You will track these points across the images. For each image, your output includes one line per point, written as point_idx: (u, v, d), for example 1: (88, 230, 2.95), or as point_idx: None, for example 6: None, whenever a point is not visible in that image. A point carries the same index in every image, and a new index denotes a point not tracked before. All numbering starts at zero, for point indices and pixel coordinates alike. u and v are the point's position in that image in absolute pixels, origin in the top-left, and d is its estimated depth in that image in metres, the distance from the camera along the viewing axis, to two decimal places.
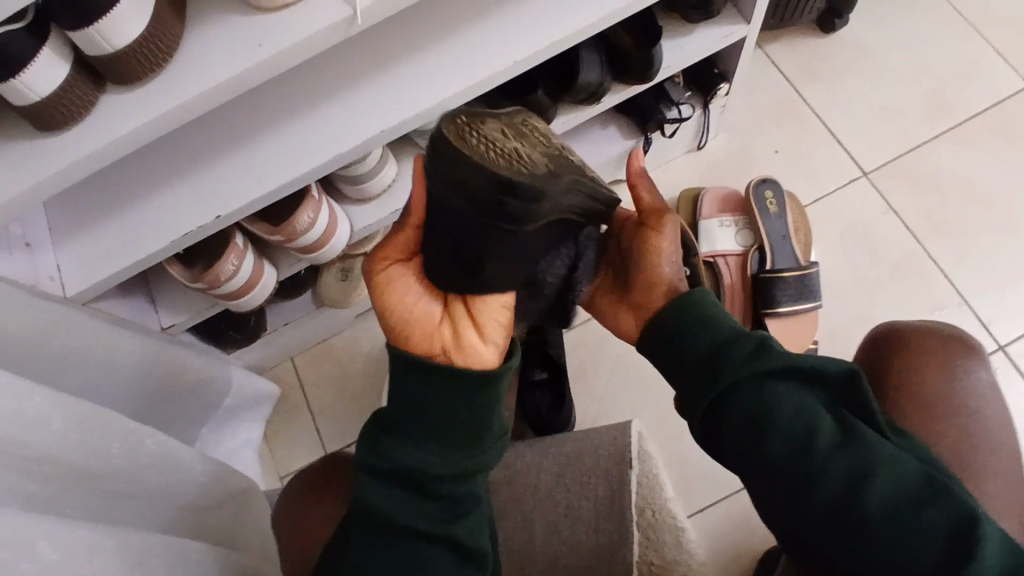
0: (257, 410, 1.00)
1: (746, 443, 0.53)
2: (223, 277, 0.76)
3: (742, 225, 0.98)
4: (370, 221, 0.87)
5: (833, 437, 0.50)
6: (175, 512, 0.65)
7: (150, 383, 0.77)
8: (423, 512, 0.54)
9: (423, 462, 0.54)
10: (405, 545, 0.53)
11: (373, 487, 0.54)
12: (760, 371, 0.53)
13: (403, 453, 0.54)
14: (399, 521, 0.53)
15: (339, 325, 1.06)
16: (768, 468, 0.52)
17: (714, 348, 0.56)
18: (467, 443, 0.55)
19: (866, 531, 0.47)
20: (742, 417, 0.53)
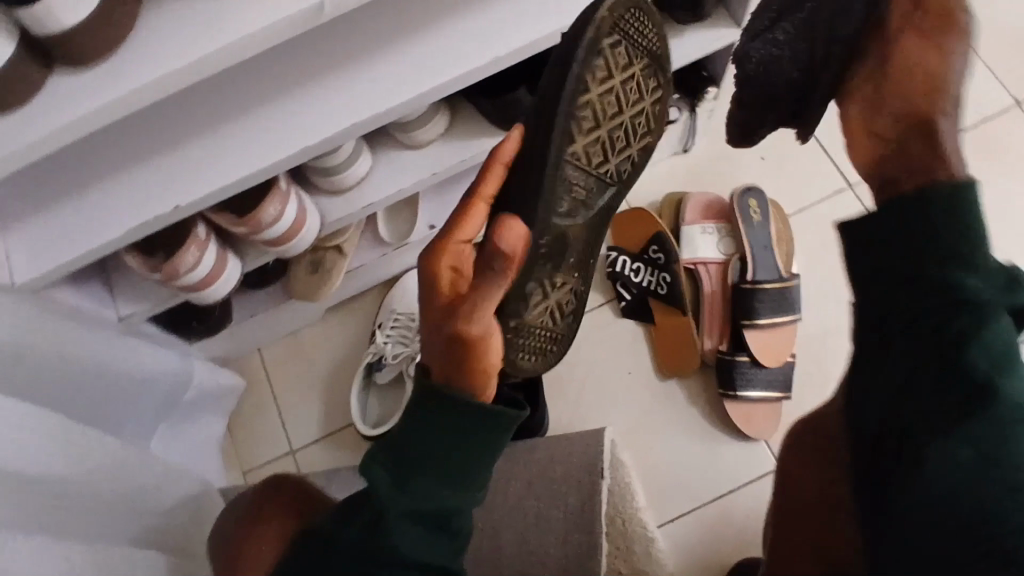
0: (221, 405, 0.97)
1: (949, 367, 0.43)
2: (182, 269, 0.73)
3: (725, 233, 0.96)
4: (341, 216, 0.83)
5: (1015, 392, 0.42)
6: (124, 516, 0.63)
7: (104, 378, 0.73)
8: (437, 550, 0.51)
9: (446, 503, 0.50)
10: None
11: (400, 526, 0.49)
12: (985, 311, 0.43)
13: (432, 493, 0.50)
14: (417, 562, 0.50)
15: (310, 318, 1.02)
16: (920, 422, 0.44)
17: (920, 264, 0.44)
18: (471, 470, 0.51)
19: (982, 486, 0.41)
20: (939, 371, 0.43)
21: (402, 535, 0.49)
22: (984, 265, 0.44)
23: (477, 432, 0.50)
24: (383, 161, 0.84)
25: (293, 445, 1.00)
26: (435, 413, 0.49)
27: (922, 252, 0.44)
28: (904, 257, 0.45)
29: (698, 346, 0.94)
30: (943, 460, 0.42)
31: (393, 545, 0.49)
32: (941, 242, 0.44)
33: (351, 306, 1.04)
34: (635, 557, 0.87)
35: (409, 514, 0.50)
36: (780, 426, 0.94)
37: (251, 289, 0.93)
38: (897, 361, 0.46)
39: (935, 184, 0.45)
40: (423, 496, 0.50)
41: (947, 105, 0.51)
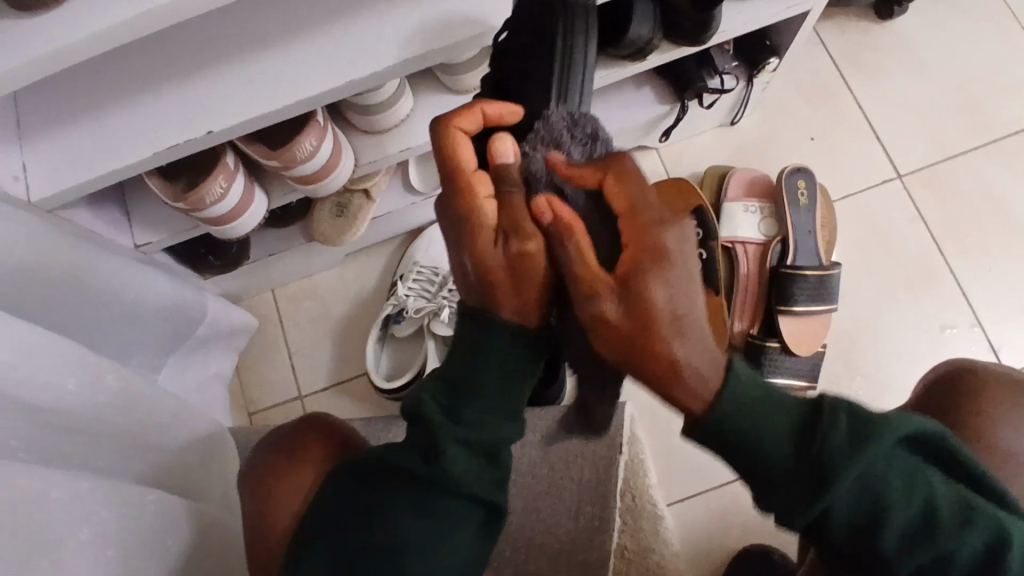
0: (232, 343, 0.94)
1: (870, 543, 0.45)
2: (207, 199, 0.69)
3: (768, 213, 0.93)
4: (376, 157, 0.79)
5: (900, 516, 0.44)
6: (134, 452, 0.60)
7: (117, 306, 0.70)
8: (487, 479, 0.49)
9: (497, 435, 0.48)
10: (438, 509, 0.48)
11: (454, 450, 0.47)
12: (858, 479, 0.44)
13: (482, 422, 0.48)
14: (465, 490, 0.48)
15: (329, 262, 0.99)
16: (874, 571, 0.46)
17: (794, 470, 0.45)
18: (514, 397, 0.49)
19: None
20: (856, 537, 0.45)
21: (455, 461, 0.47)
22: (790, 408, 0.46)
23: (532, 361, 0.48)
24: (424, 104, 0.79)
25: (302, 391, 0.97)
26: (500, 341, 0.47)
27: (766, 476, 0.45)
28: (778, 469, 0.45)
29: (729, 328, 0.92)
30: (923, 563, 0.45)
31: (446, 474, 0.47)
32: (827, 465, 0.43)
33: (371, 253, 1.01)
34: (643, 534, 0.86)
35: (464, 441, 0.48)
36: None
37: (271, 227, 0.89)
38: (831, 544, 0.46)
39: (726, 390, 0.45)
40: (479, 424, 0.48)
41: (665, 294, 0.43)
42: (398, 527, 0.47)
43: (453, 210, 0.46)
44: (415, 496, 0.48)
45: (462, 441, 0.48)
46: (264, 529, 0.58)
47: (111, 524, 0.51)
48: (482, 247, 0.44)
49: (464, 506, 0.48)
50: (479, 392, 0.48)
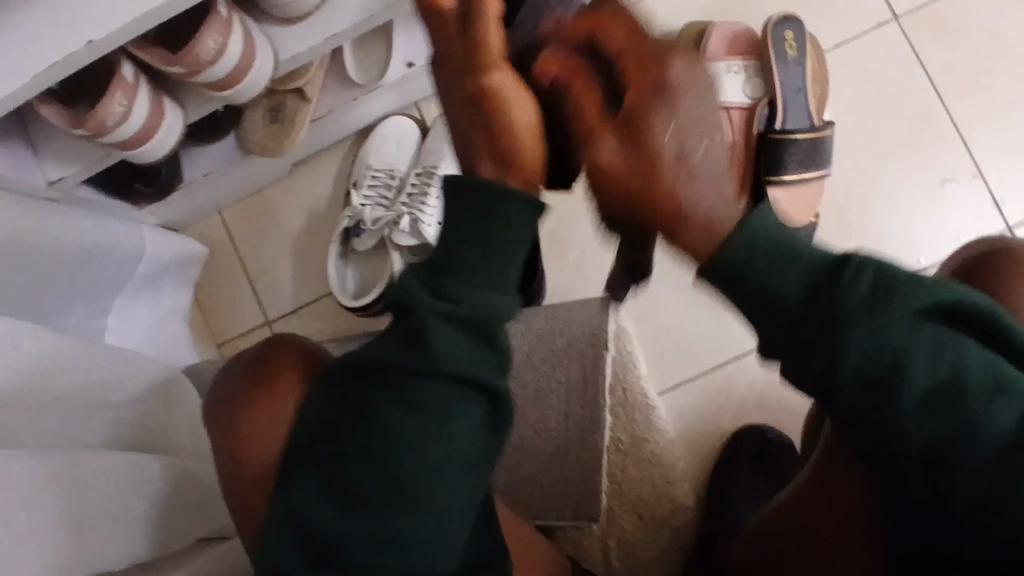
0: (183, 274, 0.87)
1: (881, 402, 0.43)
2: (109, 121, 0.59)
3: (753, 72, 0.82)
4: (300, 50, 0.68)
5: (924, 370, 0.42)
6: (80, 413, 0.56)
7: (38, 254, 0.63)
8: (482, 356, 0.44)
9: (483, 304, 0.44)
10: (422, 392, 0.43)
11: (435, 326, 0.43)
12: (876, 290, 0.44)
13: (468, 295, 0.45)
14: (454, 368, 0.43)
15: (277, 174, 0.90)
16: (894, 448, 0.43)
17: (781, 241, 0.47)
18: (498, 269, 0.45)
19: (958, 448, 0.41)
20: (873, 384, 0.43)
21: (439, 336, 0.43)
22: (807, 269, 0.46)
23: (522, 213, 0.46)
24: None
25: (270, 316, 0.92)
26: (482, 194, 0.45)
27: (772, 297, 0.46)
28: (790, 311, 0.46)
29: None
30: (922, 425, 0.42)
31: (431, 354, 0.43)
32: (834, 302, 0.44)
33: (321, 159, 0.92)
34: (636, 425, 0.84)
35: (444, 315, 0.44)
36: None
37: (201, 143, 0.79)
38: (846, 402, 0.44)
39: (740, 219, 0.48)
40: (459, 296, 0.45)
41: (664, 126, 0.47)
42: (386, 421, 0.43)
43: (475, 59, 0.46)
44: (405, 386, 0.43)
45: (452, 313, 0.44)
46: (242, 453, 0.51)
47: (62, 500, 0.47)
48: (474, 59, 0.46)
49: (463, 389, 0.44)
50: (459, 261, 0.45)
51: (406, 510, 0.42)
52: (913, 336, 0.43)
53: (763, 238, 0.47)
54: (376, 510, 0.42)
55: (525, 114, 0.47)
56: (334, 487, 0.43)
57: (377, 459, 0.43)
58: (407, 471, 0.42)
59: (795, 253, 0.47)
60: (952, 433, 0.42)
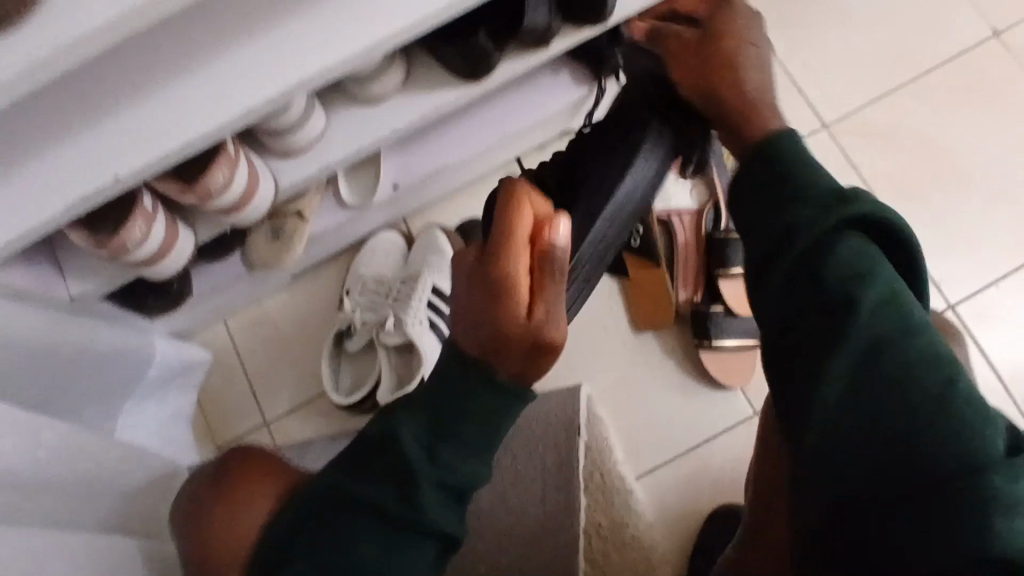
0: (188, 379, 0.94)
1: (818, 357, 0.44)
2: (130, 243, 0.69)
3: (698, 182, 0.95)
4: (299, 178, 0.79)
5: (869, 336, 0.43)
6: (82, 503, 0.61)
7: (56, 360, 0.71)
8: (454, 514, 0.49)
9: (466, 477, 0.49)
10: (396, 533, 0.48)
11: (423, 489, 0.48)
12: (839, 226, 0.46)
13: (457, 467, 0.49)
14: (431, 526, 0.48)
15: (277, 285, 0.99)
16: (840, 407, 0.42)
17: (783, 171, 0.50)
18: (482, 446, 0.50)
19: (855, 417, 0.42)
20: (822, 313, 0.45)
21: (426, 500, 0.48)
22: (816, 184, 0.48)
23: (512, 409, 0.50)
24: (340, 120, 0.79)
25: (267, 418, 0.98)
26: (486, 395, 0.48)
27: (776, 194, 0.49)
28: (775, 250, 0.48)
29: (673, 298, 0.93)
30: (834, 389, 0.42)
31: (419, 513, 0.48)
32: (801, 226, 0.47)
33: (318, 271, 1.01)
34: (615, 509, 0.87)
35: (433, 482, 0.48)
36: (758, 373, 0.94)
37: (210, 259, 0.89)
38: (790, 336, 0.46)
39: (774, 132, 0.52)
40: (453, 467, 0.49)
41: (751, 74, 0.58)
42: (366, 562, 0.47)
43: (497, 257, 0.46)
44: (384, 529, 0.48)
45: (440, 482, 0.48)
46: (209, 553, 0.55)
47: None
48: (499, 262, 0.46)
49: (432, 542, 0.49)
50: (450, 434, 0.49)
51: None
52: (878, 280, 0.44)
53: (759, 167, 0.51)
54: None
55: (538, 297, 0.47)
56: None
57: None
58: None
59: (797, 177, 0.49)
60: (868, 408, 0.41)
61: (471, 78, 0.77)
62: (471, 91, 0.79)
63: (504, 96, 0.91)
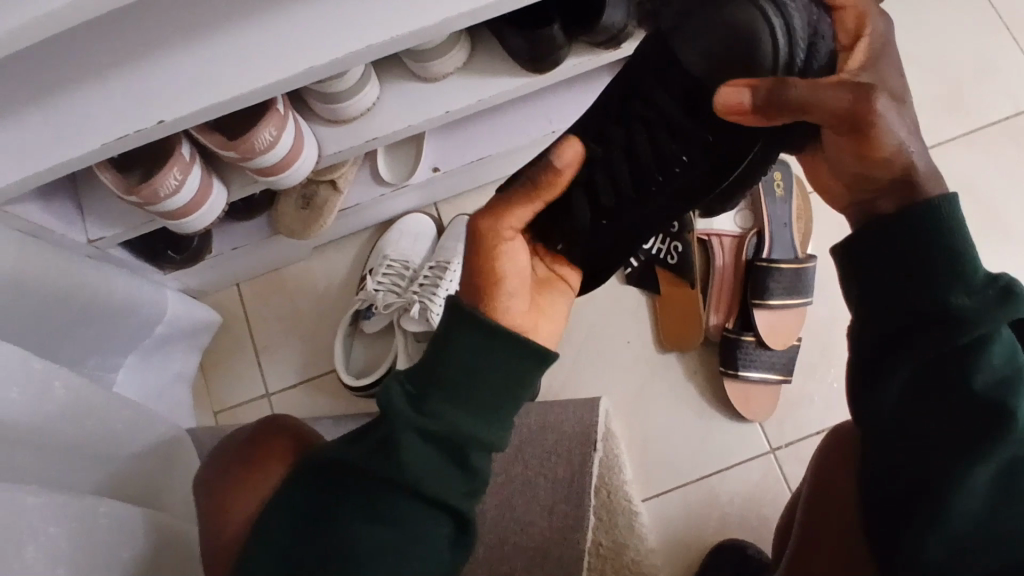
0: (195, 340, 0.91)
1: (943, 466, 0.44)
2: (162, 193, 0.65)
3: (744, 206, 0.91)
4: (342, 148, 0.76)
5: (1012, 451, 0.43)
6: (81, 459, 0.58)
7: (68, 306, 0.67)
8: (456, 485, 0.47)
9: (462, 435, 0.46)
10: (394, 498, 0.47)
11: (411, 444, 0.46)
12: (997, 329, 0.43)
13: (448, 424, 0.46)
14: (420, 491, 0.46)
15: (295, 255, 0.96)
16: (952, 515, 0.44)
17: (942, 234, 0.42)
18: (479, 408, 0.47)
19: (974, 527, 0.44)
20: (958, 422, 0.44)
21: (411, 454, 0.46)
22: (975, 275, 0.43)
23: (516, 360, 0.47)
24: (392, 93, 0.76)
25: (270, 390, 0.94)
26: (477, 337, 0.46)
27: (907, 278, 0.43)
28: (905, 347, 0.44)
29: (704, 321, 0.91)
30: (970, 503, 0.44)
31: (405, 476, 0.46)
32: (950, 333, 0.42)
33: (340, 245, 0.98)
34: (618, 530, 0.85)
35: (422, 434, 0.46)
36: (778, 409, 0.91)
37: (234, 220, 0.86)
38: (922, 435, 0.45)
39: (918, 200, 0.43)
40: (441, 425, 0.46)
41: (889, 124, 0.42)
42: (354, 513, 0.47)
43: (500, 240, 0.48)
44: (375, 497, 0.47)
45: (435, 440, 0.47)
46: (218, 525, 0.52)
47: (64, 538, 0.50)
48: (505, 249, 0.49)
49: (429, 508, 0.47)
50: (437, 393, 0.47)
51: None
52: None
53: (906, 238, 0.43)
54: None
55: (517, 264, 0.49)
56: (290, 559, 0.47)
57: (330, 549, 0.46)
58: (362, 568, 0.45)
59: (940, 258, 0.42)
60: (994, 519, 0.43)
61: (533, 69, 0.74)
62: (531, 83, 0.76)
63: (558, 91, 0.88)
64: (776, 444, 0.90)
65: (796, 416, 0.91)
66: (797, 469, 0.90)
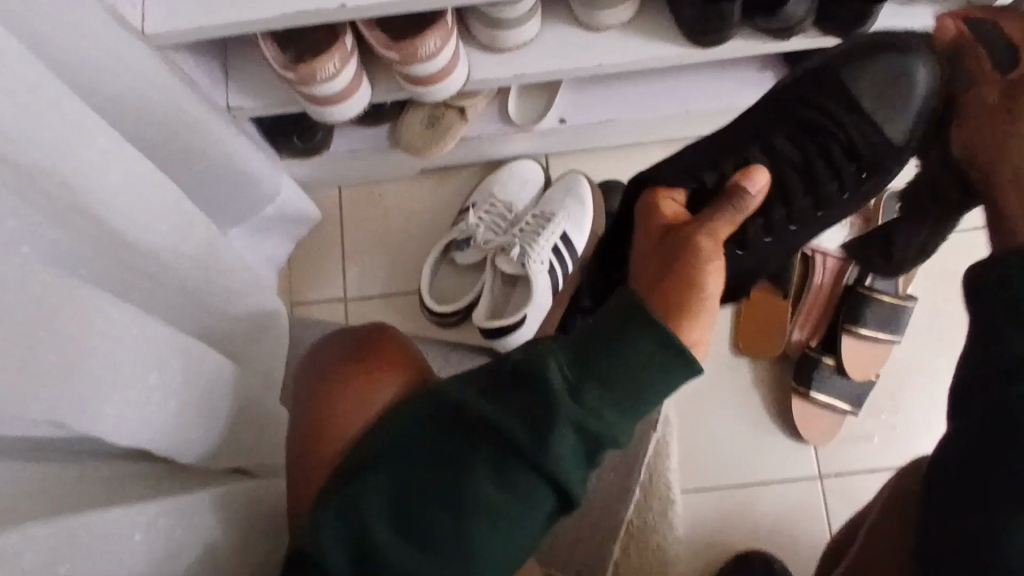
0: (294, 231, 0.92)
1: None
2: (318, 77, 0.67)
3: (856, 229, 0.88)
4: (490, 76, 0.76)
5: None
6: (194, 308, 0.61)
7: (201, 164, 0.69)
8: (582, 475, 0.43)
9: (613, 427, 0.42)
10: (512, 472, 0.42)
11: (563, 432, 0.41)
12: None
13: (603, 413, 0.42)
14: (553, 474, 0.42)
15: (402, 173, 0.97)
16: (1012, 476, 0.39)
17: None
18: (635, 398, 0.43)
19: None
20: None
21: (556, 437, 0.41)
22: None
23: (678, 372, 0.44)
24: (549, 33, 0.75)
25: (348, 295, 0.96)
26: (647, 336, 0.43)
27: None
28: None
29: (787, 334, 0.90)
30: None
31: (545, 449, 0.41)
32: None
33: (447, 174, 0.99)
34: (652, 513, 0.87)
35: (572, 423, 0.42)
36: (836, 438, 0.90)
37: (361, 122, 0.88)
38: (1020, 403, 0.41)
39: None
40: (596, 411, 0.42)
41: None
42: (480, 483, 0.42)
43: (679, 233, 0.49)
44: (499, 467, 0.42)
45: (587, 428, 0.42)
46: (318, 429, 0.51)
47: (180, 372, 0.53)
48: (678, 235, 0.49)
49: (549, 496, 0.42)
50: (602, 370, 0.43)
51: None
52: None
53: None
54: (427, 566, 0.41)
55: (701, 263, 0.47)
56: (400, 520, 0.43)
57: (447, 519, 0.42)
58: (476, 550, 0.41)
59: None
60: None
61: (696, 41, 0.72)
62: (687, 55, 0.75)
63: (702, 71, 0.86)
64: (825, 471, 0.90)
65: (852, 451, 0.90)
66: (839, 501, 0.89)
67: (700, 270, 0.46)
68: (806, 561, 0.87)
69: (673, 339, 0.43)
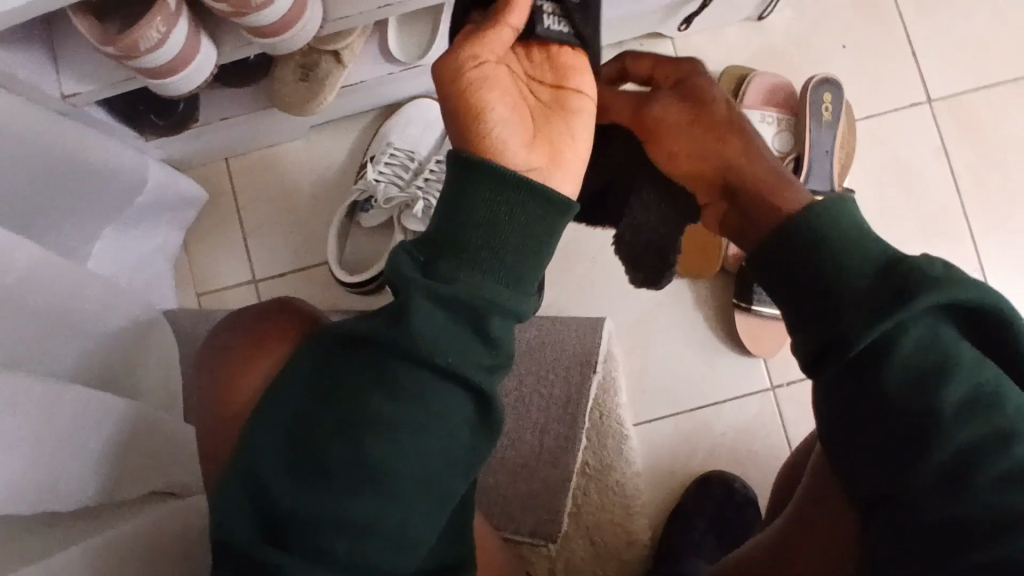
0: (180, 216, 0.84)
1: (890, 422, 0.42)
2: (142, 46, 0.57)
3: (786, 126, 0.85)
4: (348, 12, 0.66)
5: (952, 416, 0.41)
6: (45, 338, 0.54)
7: (34, 168, 0.60)
8: (479, 358, 0.41)
9: (487, 296, 0.41)
10: (392, 369, 0.41)
11: (423, 311, 0.40)
12: (943, 293, 0.41)
13: (471, 284, 0.41)
14: (433, 362, 0.40)
15: (291, 132, 0.87)
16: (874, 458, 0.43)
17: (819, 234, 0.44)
18: (507, 263, 0.42)
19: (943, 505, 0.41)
20: (891, 407, 0.42)
21: (424, 323, 0.40)
22: (860, 268, 0.43)
23: (542, 217, 0.42)
24: None
25: (257, 276, 0.89)
26: (487, 185, 0.41)
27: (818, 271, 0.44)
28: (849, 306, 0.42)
29: (724, 249, 0.85)
30: (929, 467, 0.41)
31: (411, 341, 0.40)
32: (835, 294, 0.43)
33: (342, 126, 0.90)
34: (606, 452, 0.84)
35: (439, 300, 0.41)
36: (785, 347, 0.87)
37: (226, 85, 0.77)
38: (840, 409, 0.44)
39: (903, 271, 0.42)
40: (461, 283, 0.41)
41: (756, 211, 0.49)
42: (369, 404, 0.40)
43: (465, 78, 0.41)
44: (382, 375, 0.41)
45: (459, 302, 0.41)
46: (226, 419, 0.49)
47: (19, 426, 0.46)
48: (464, 85, 0.41)
49: (446, 387, 0.41)
50: (457, 249, 0.41)
51: (378, 510, 0.40)
52: (950, 357, 0.42)
53: (831, 225, 0.44)
54: (337, 503, 0.39)
55: (504, 106, 0.42)
56: (294, 462, 0.41)
57: (347, 450, 0.40)
58: (374, 465, 0.40)
59: (846, 249, 0.43)
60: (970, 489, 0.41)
61: None
62: None
63: None
64: (777, 382, 0.87)
65: None
66: (794, 409, 0.87)
67: (472, 90, 0.41)
68: (767, 474, 0.86)
69: (513, 183, 0.41)
